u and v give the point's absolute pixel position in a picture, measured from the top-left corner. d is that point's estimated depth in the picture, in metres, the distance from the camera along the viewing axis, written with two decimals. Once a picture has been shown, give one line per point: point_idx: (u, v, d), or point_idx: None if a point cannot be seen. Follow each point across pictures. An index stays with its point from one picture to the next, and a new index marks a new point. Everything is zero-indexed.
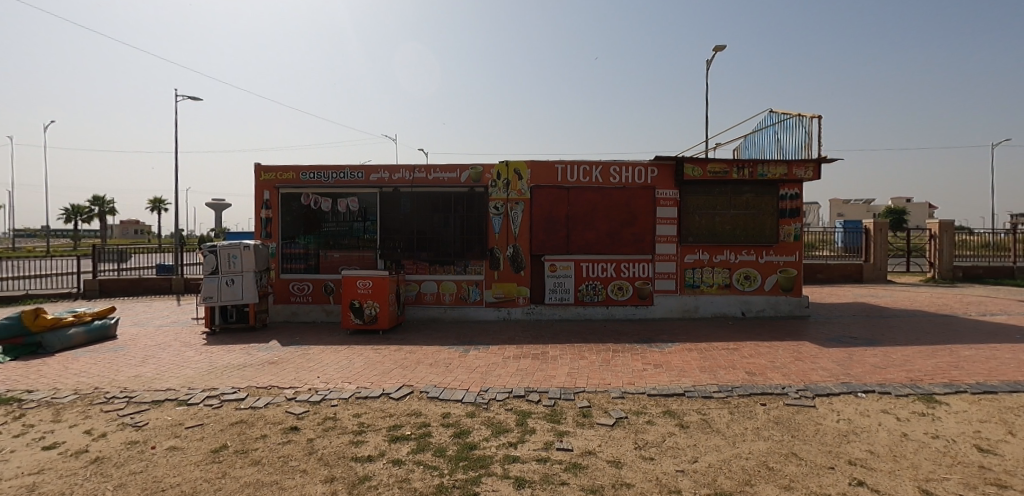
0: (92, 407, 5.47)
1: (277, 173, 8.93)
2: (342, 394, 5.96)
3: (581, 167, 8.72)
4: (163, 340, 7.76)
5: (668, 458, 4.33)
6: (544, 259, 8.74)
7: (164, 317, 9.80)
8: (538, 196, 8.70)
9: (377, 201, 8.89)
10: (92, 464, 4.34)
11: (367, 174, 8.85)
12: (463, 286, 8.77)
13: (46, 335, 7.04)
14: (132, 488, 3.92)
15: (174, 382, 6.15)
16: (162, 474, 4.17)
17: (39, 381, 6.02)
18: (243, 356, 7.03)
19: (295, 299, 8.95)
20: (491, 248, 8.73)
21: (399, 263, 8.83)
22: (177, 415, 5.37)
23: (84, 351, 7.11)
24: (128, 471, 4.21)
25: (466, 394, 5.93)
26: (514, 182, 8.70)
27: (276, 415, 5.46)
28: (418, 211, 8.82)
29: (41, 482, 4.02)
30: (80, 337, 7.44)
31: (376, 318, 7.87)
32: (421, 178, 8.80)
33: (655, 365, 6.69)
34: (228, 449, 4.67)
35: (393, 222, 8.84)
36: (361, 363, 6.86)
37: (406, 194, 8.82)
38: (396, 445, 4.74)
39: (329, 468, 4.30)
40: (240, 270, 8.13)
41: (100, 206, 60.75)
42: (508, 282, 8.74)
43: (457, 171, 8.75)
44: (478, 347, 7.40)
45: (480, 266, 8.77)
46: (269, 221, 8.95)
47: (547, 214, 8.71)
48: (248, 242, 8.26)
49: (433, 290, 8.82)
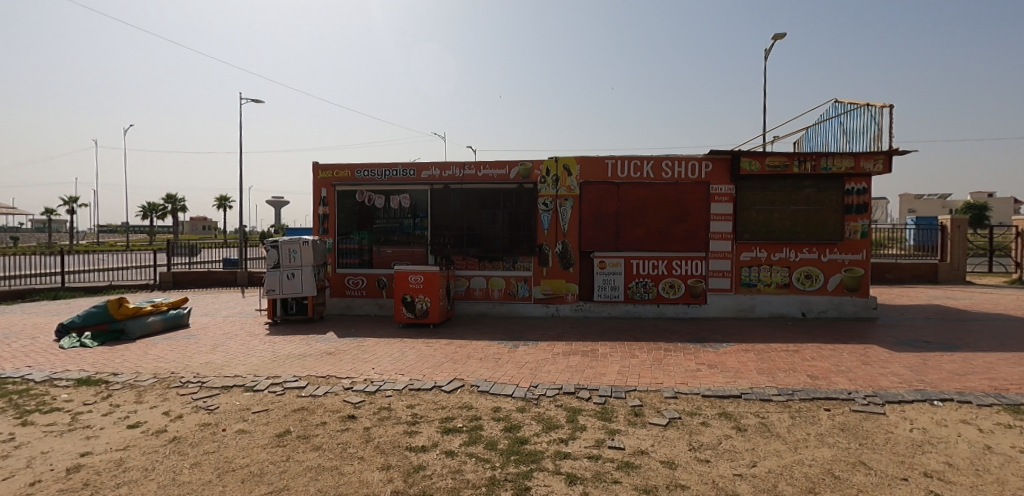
0: (169, 390, 5.88)
1: (334, 171, 9.27)
2: (396, 385, 6.17)
3: (632, 162, 8.55)
4: (230, 330, 8.18)
5: (725, 461, 4.18)
6: (593, 255, 8.64)
7: (231, 308, 10.34)
8: (587, 192, 8.62)
9: (429, 198, 9.05)
10: (170, 443, 4.88)
11: (419, 171, 9.02)
12: (512, 282, 8.79)
13: (127, 322, 7.55)
14: (207, 468, 4.45)
15: (241, 369, 6.46)
16: (233, 456, 4.67)
17: (122, 365, 6.48)
18: (303, 346, 7.28)
19: (350, 293, 9.25)
20: (540, 245, 8.71)
21: (450, 259, 8.95)
22: (245, 400, 5.75)
23: (161, 339, 7.58)
24: (202, 452, 4.74)
25: (515, 389, 6.08)
26: (563, 178, 8.64)
27: (334, 404, 5.76)
28: (468, 208, 8.91)
29: (127, 459, 4.63)
30: (157, 324, 7.91)
31: (428, 312, 7.97)
32: (471, 175, 8.87)
33: (710, 366, 6.49)
34: (291, 434, 5.09)
35: (443, 219, 8.98)
36: (413, 355, 6.96)
37: (456, 191, 8.93)
38: (448, 437, 4.94)
39: (385, 456, 4.55)
40: (299, 264, 8.44)
41: (173, 207, 64.64)
42: (557, 279, 8.69)
43: (506, 168, 8.77)
44: (527, 343, 7.35)
45: (528, 262, 8.76)
46: (326, 217, 9.31)
47: (597, 211, 8.61)
48: (307, 237, 8.57)
49: (482, 286, 8.90)
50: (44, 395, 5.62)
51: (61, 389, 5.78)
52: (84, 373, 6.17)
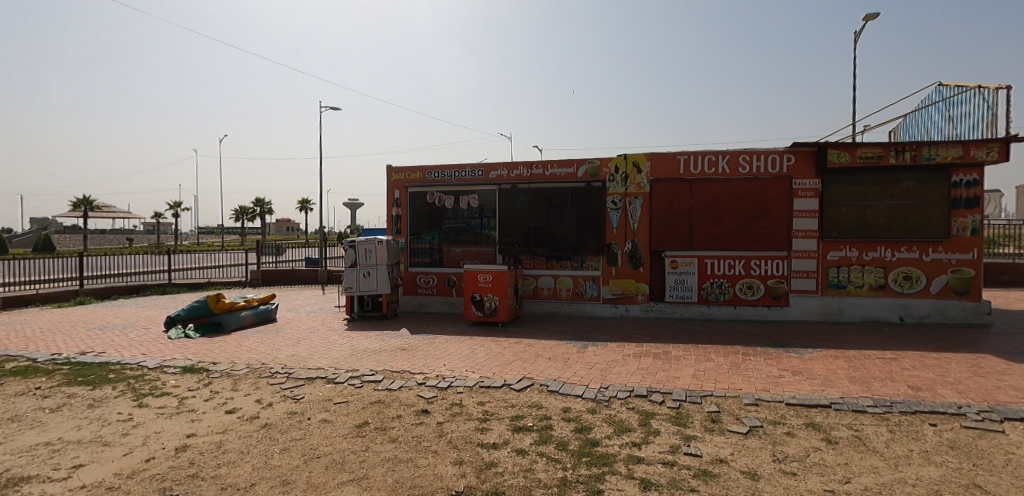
0: (261, 379, 6.33)
1: (406, 173, 9.63)
2: (467, 381, 6.29)
3: (706, 157, 8.22)
4: (313, 325, 8.70)
5: (814, 475, 3.88)
6: (665, 254, 8.39)
7: (312, 304, 11.00)
8: (658, 189, 8.39)
9: (496, 198, 9.18)
10: (263, 429, 5.25)
11: (487, 171, 9.16)
12: (580, 281, 8.72)
13: (224, 316, 8.26)
14: (294, 454, 4.74)
15: (323, 362, 6.83)
16: (317, 443, 4.94)
17: (220, 355, 7.07)
18: (378, 342, 7.59)
19: (421, 291, 9.56)
20: (608, 244, 8.58)
21: (517, 258, 9.02)
22: (327, 391, 6.07)
23: (253, 332, 8.20)
24: (291, 438, 5.06)
25: (585, 390, 6.00)
26: (633, 175, 8.47)
27: (409, 398, 5.95)
28: (535, 207, 8.94)
29: (226, 441, 5.03)
30: (249, 318, 8.58)
31: (496, 311, 8.06)
32: (539, 175, 8.91)
33: (794, 372, 6.09)
34: (369, 425, 5.31)
35: (511, 218, 9.07)
36: (483, 353, 7.07)
37: (524, 190, 8.99)
38: (519, 436, 4.95)
39: (458, 451, 4.63)
40: (374, 263, 8.82)
41: (262, 209, 70.17)
42: (626, 279, 8.52)
43: (574, 166, 8.72)
44: (597, 343, 7.24)
45: (596, 261, 8.65)
46: (399, 218, 9.69)
47: (668, 209, 8.36)
48: (382, 238, 8.94)
49: (550, 286, 8.89)
50: (156, 380, 6.23)
51: (169, 375, 6.38)
52: (188, 361, 6.78)
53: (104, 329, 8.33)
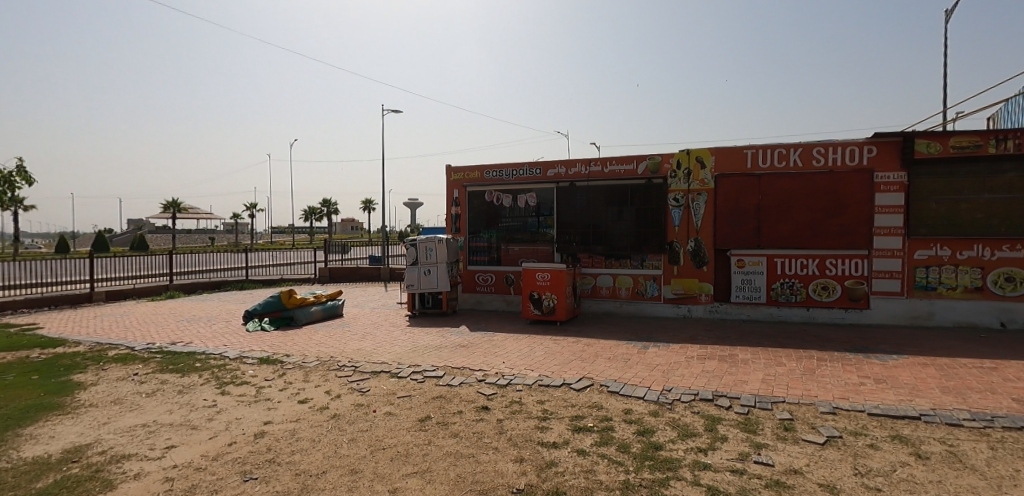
0: (330, 372, 6.62)
1: (465, 173, 9.83)
2: (526, 380, 6.31)
3: (775, 151, 7.84)
4: (377, 320, 9.04)
5: (902, 491, 3.57)
6: (730, 253, 8.07)
7: (376, 300, 11.45)
8: (723, 185, 8.08)
9: (554, 196, 9.17)
10: (332, 419, 5.48)
11: (545, 169, 9.17)
12: (640, 281, 8.55)
13: (296, 311, 8.72)
14: (361, 444, 4.93)
15: (387, 357, 7.06)
16: (383, 435, 5.10)
17: (293, 348, 7.48)
18: (439, 338, 7.77)
19: (480, 289, 9.71)
20: (670, 242, 8.37)
21: (576, 257, 8.97)
22: (391, 385, 6.27)
23: (322, 326, 8.61)
24: (357, 429, 5.26)
25: (647, 392, 5.86)
26: (696, 171, 8.22)
27: (469, 394, 6.03)
28: (593, 205, 8.85)
29: (299, 429, 5.31)
30: (318, 313, 9.01)
31: (554, 310, 8.05)
32: (598, 172, 8.82)
33: (877, 380, 5.67)
34: (431, 419, 5.43)
35: (569, 216, 9.03)
36: (541, 352, 7.07)
37: (582, 188, 8.91)
38: (579, 436, 4.89)
39: (518, 449, 4.64)
40: (435, 261, 9.07)
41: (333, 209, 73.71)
42: (689, 278, 8.27)
43: (634, 162, 8.58)
44: (658, 344, 7.07)
45: (657, 260, 8.45)
46: (458, 217, 9.91)
47: (734, 205, 8.03)
48: (441, 237, 9.16)
49: (609, 285, 8.78)
50: (236, 370, 6.67)
51: (248, 366, 6.81)
52: (264, 353, 7.22)
53: (191, 321, 9.05)
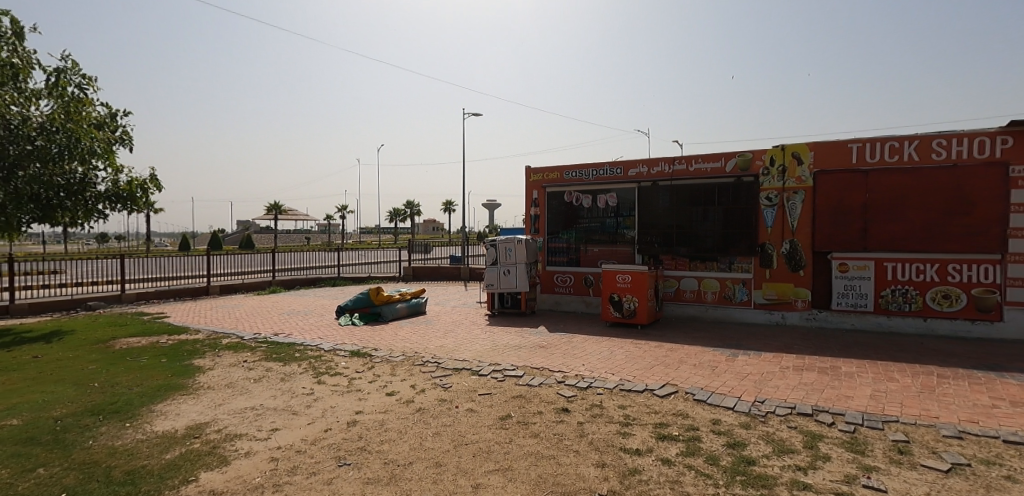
0: (414, 367, 6.91)
1: (544, 174, 9.90)
2: (606, 383, 6.22)
3: (886, 144, 7.14)
4: (457, 318, 9.34)
5: None
6: (832, 256, 7.47)
7: (456, 299, 11.84)
8: (823, 182, 7.50)
9: (635, 196, 8.99)
10: (418, 413, 5.71)
11: (626, 169, 8.99)
12: (728, 284, 8.16)
13: (383, 307, 9.20)
14: (446, 438, 5.09)
15: (469, 354, 7.25)
16: (465, 431, 5.24)
17: (381, 342, 7.90)
18: (518, 338, 7.86)
19: (558, 290, 9.72)
20: (762, 243, 7.91)
21: (658, 259, 8.74)
22: (472, 382, 6.42)
23: (407, 322, 9.03)
24: (442, 423, 5.44)
25: (737, 403, 5.56)
26: (792, 168, 7.71)
27: (549, 395, 6.04)
28: (677, 205, 8.55)
29: (388, 420, 5.58)
30: (403, 310, 9.44)
31: (635, 313, 7.87)
32: (682, 170, 8.52)
33: (1014, 403, 4.97)
34: (512, 418, 5.49)
35: (650, 217, 8.80)
36: (622, 355, 6.95)
37: (665, 187, 8.66)
38: (664, 445, 4.73)
39: (600, 454, 4.57)
40: (514, 261, 9.18)
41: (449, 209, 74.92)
42: (783, 282, 7.79)
43: (721, 160, 8.21)
44: (748, 352, 6.72)
45: (748, 263, 8.03)
46: (537, 218, 10.00)
47: (836, 204, 7.44)
48: (521, 237, 9.23)
49: (693, 288, 8.46)
50: (330, 361, 7.15)
51: (341, 358, 7.28)
52: (355, 346, 7.68)
53: (291, 314, 9.85)
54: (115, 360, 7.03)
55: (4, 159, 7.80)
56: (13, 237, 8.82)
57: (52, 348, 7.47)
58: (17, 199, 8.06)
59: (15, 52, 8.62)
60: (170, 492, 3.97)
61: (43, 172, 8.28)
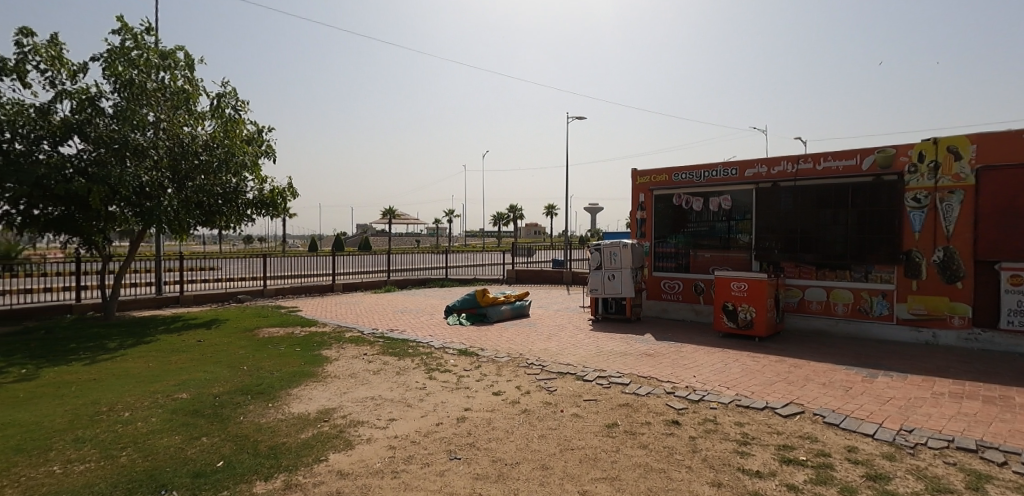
0: (519, 368, 7.05)
1: (651, 176, 9.70)
2: (721, 398, 5.87)
3: None
4: (561, 322, 9.42)
5: None
6: (1002, 267, 6.37)
7: (559, 303, 11.95)
8: (989, 180, 6.45)
9: (752, 198, 8.49)
10: (523, 414, 5.80)
11: (742, 169, 8.56)
12: (864, 296, 7.42)
13: (489, 309, 9.54)
14: (552, 442, 5.10)
15: (573, 359, 7.26)
16: (571, 436, 5.22)
17: (487, 342, 8.19)
18: (623, 345, 7.71)
19: (665, 296, 9.44)
20: (907, 250, 7.03)
21: (778, 266, 8.16)
22: (577, 387, 6.40)
23: (511, 324, 9.27)
24: (547, 426, 5.48)
25: (879, 430, 4.90)
26: (947, 164, 6.75)
27: (658, 406, 5.83)
28: (801, 207, 7.91)
29: (495, 418, 5.74)
30: (507, 312, 9.71)
31: (753, 323, 7.35)
32: (807, 170, 7.90)
33: None
34: (619, 427, 5.37)
35: (769, 221, 8.23)
36: (737, 369, 6.54)
37: (787, 188, 8.07)
38: (789, 469, 4.29)
39: (715, 473, 4.27)
40: (619, 266, 9.03)
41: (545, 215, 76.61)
42: (934, 296, 6.85)
43: (856, 157, 7.47)
44: (891, 374, 5.98)
45: (888, 272, 7.20)
46: (643, 221, 9.80)
47: (1006, 205, 6.34)
48: (626, 241, 9.06)
49: (820, 299, 7.82)
50: (440, 358, 7.54)
51: (450, 356, 7.65)
52: (462, 345, 8.04)
53: (404, 312, 10.61)
54: (259, 347, 8.02)
55: (177, 172, 9.60)
56: (185, 238, 10.40)
57: (212, 333, 8.74)
58: (188, 205, 9.73)
59: (190, 82, 10.13)
60: (304, 468, 4.39)
61: (206, 182, 9.96)
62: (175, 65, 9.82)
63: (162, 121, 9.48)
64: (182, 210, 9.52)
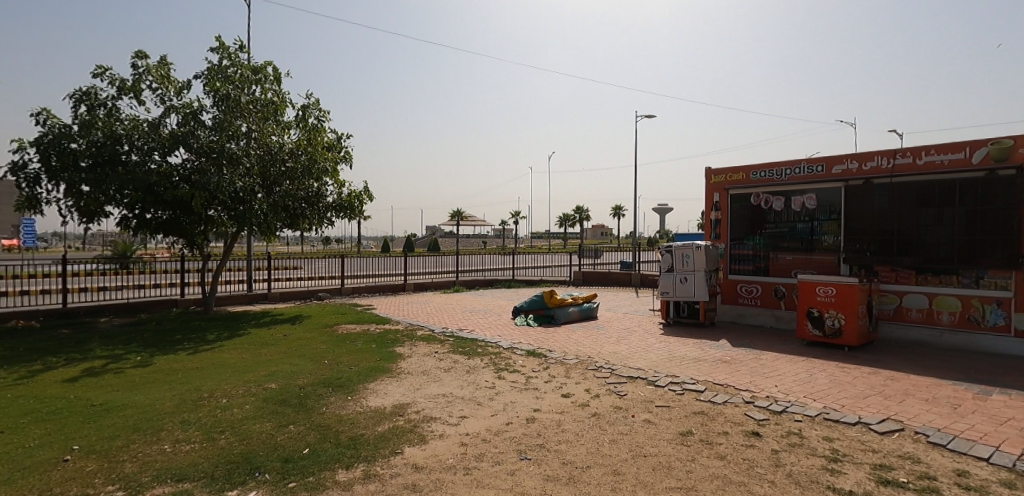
0: (588, 371, 7.02)
1: (727, 175, 9.54)
2: (807, 410, 5.54)
3: None
4: (630, 325, 9.29)
5: None
6: None
7: (628, 305, 11.74)
8: None
9: (840, 196, 8.05)
10: (593, 417, 5.76)
11: (828, 167, 8.13)
12: (974, 304, 6.72)
13: (557, 310, 9.60)
14: (623, 447, 5.03)
15: (644, 364, 7.13)
16: (644, 442, 5.12)
17: (555, 344, 8.24)
18: (696, 350, 7.48)
19: (742, 301, 9.16)
20: None
21: (871, 270, 7.66)
22: (649, 392, 6.27)
23: (579, 326, 9.26)
24: (619, 431, 5.40)
25: (996, 455, 4.36)
26: None
27: (736, 415, 5.59)
28: (897, 207, 7.37)
29: (565, 421, 5.74)
30: (575, 314, 9.71)
31: (841, 332, 6.88)
32: (905, 165, 7.29)
33: None
34: (694, 435, 5.19)
35: (860, 221, 7.75)
36: (825, 380, 6.14)
37: (881, 186, 7.54)
38: (887, 491, 3.90)
39: (802, 489, 3.99)
40: (692, 269, 8.75)
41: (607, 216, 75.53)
42: None
43: (965, 150, 6.77)
44: (1009, 392, 5.37)
45: (1005, 278, 6.47)
46: (717, 222, 9.62)
47: None
48: (700, 243, 8.70)
49: (921, 306, 7.17)
50: (510, 358, 7.67)
51: (518, 356, 7.76)
52: (530, 346, 8.13)
53: (473, 312, 10.90)
54: (339, 342, 8.54)
55: (268, 178, 10.41)
56: (273, 239, 11.21)
57: (296, 328, 9.42)
58: (276, 209, 10.45)
59: (277, 94, 10.89)
60: (382, 460, 4.61)
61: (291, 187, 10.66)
62: (265, 78, 10.59)
63: (254, 131, 10.32)
64: (270, 214, 10.20)
